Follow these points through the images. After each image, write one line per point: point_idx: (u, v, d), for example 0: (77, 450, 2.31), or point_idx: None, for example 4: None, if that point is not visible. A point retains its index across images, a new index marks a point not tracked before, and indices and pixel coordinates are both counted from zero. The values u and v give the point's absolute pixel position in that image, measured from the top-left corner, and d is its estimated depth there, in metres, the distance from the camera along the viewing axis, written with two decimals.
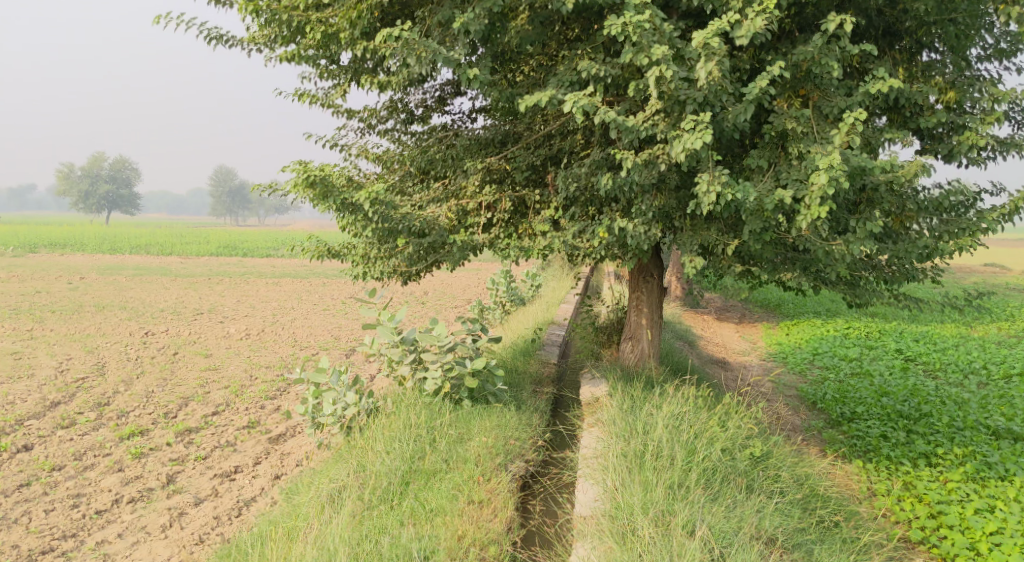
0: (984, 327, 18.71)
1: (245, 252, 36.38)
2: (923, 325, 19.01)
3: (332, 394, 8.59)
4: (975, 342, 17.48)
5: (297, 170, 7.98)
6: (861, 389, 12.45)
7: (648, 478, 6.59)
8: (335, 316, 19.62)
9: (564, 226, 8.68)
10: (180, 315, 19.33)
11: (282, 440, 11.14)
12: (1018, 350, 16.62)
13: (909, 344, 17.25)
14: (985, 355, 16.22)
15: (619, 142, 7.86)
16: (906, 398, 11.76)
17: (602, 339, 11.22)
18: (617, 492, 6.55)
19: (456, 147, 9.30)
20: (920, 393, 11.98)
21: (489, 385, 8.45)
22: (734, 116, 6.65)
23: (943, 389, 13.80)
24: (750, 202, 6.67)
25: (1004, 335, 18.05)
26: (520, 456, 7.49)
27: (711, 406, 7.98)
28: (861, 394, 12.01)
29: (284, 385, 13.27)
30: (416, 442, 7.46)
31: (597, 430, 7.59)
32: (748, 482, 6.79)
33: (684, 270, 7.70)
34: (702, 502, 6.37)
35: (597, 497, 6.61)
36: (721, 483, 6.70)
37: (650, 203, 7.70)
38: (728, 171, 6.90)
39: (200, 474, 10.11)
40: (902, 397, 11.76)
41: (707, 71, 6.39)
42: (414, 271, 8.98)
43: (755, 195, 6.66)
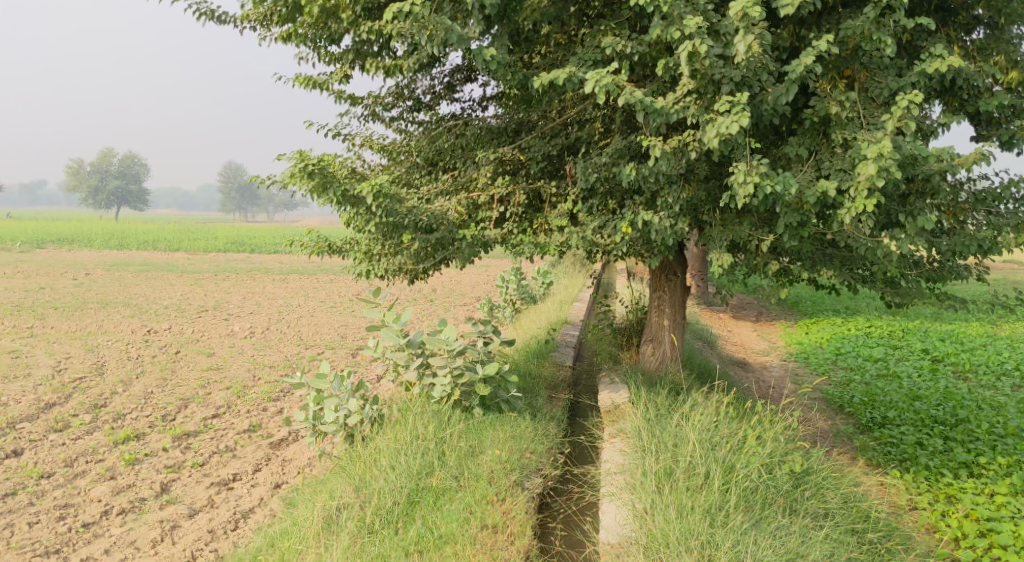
0: (1012, 326, 18.01)
1: (253, 248, 35.90)
2: (947, 324, 18.33)
3: (333, 401, 7.99)
4: (1004, 341, 16.78)
5: (292, 162, 7.46)
6: (891, 392, 11.80)
7: (681, 501, 5.99)
8: (342, 313, 19.05)
9: (583, 220, 8.07)
10: (184, 312, 18.78)
11: (282, 446, 10.56)
12: None
13: (935, 344, 16.56)
14: (1017, 355, 15.52)
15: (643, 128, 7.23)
16: (940, 402, 11.10)
17: (620, 341, 10.62)
18: (648, 517, 5.95)
19: (466, 136, 8.82)
20: (956, 396, 11.31)
21: (502, 391, 7.85)
22: (775, 98, 5.99)
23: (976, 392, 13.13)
24: (791, 194, 6.01)
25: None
26: (537, 471, 6.90)
27: (742, 415, 7.36)
28: (891, 398, 11.36)
29: (287, 387, 12.71)
30: (423, 456, 6.86)
31: (621, 444, 6.99)
32: (790, 506, 6.17)
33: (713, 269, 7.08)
34: (744, 529, 5.78)
35: (626, 521, 6.05)
36: (762, 505, 6.10)
37: (678, 195, 7.07)
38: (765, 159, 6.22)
39: (196, 482, 9.54)
40: (936, 401, 11.10)
41: (746, 46, 5.74)
42: (421, 269, 8.33)
43: (797, 186, 6.01)
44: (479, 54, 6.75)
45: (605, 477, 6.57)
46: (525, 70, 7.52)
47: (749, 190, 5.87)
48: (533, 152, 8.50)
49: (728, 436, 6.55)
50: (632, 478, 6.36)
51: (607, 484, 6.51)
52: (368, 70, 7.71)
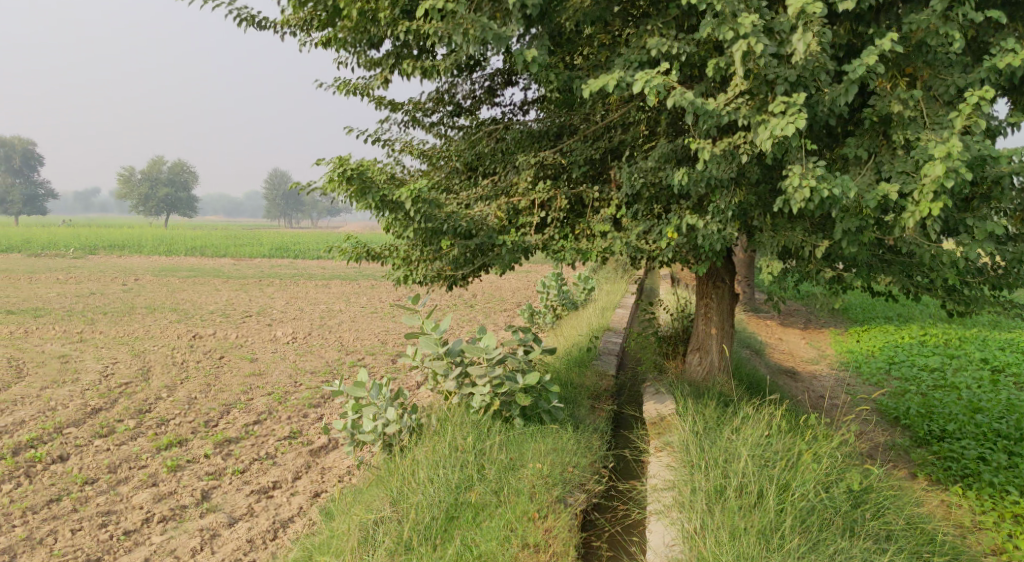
0: None
1: (298, 254, 36.15)
2: (1005, 332, 17.71)
3: (371, 409, 7.85)
4: None
5: (330, 167, 7.28)
6: (948, 404, 11.36)
7: (733, 521, 5.73)
8: (383, 319, 18.99)
9: (627, 225, 7.83)
10: (228, 318, 18.86)
11: (322, 453, 10.47)
12: None
13: (994, 353, 15.99)
14: None
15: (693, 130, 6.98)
16: (1002, 415, 10.64)
17: (666, 350, 10.34)
18: (699, 538, 5.69)
19: (507, 140, 8.65)
20: (1019, 409, 10.84)
21: (543, 402, 7.60)
22: (831, 99, 5.71)
23: None
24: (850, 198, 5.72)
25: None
26: (580, 486, 6.67)
27: (794, 429, 7.06)
28: (949, 409, 10.94)
29: (328, 394, 12.63)
30: (462, 469, 6.68)
31: (668, 460, 6.74)
32: (849, 526, 5.87)
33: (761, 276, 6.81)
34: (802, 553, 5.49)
35: (673, 542, 5.80)
36: (819, 527, 5.80)
37: (730, 200, 6.78)
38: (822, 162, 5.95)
39: (237, 490, 9.47)
40: (998, 414, 10.64)
41: (805, 44, 5.46)
42: (460, 276, 8.14)
43: (856, 190, 5.72)
44: (521, 53, 6.56)
45: (651, 495, 6.33)
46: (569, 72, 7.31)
47: (805, 196, 5.60)
48: (575, 156, 8.28)
49: (783, 451, 6.28)
50: (680, 495, 6.11)
51: (653, 502, 6.26)
52: (404, 72, 7.57)
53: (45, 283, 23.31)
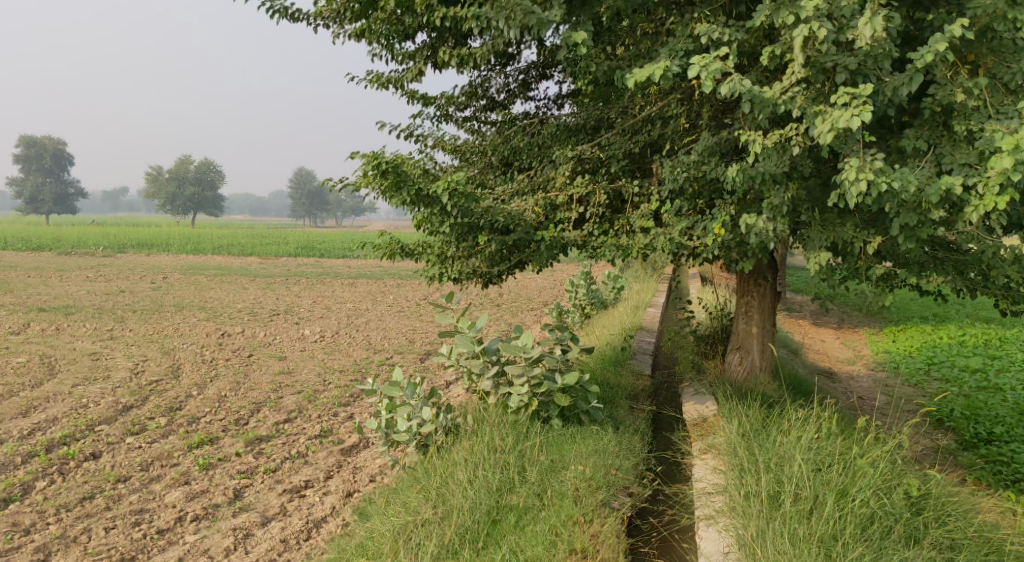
0: None
1: (324, 253, 36.19)
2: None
3: (406, 409, 7.71)
4: None
5: (364, 160, 7.10)
6: (993, 406, 11.07)
7: (790, 529, 5.54)
8: (410, 318, 18.89)
9: (668, 221, 7.63)
10: (257, 316, 18.84)
11: (354, 452, 10.36)
12: None
13: None
14: None
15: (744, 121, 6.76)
16: None
17: (704, 350, 10.14)
18: (757, 547, 5.51)
19: (543, 135, 8.53)
20: None
21: (582, 402, 7.43)
22: (894, 88, 5.50)
23: None
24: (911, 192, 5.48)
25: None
26: (624, 489, 6.49)
27: (845, 432, 6.84)
28: (994, 412, 10.64)
29: (357, 392, 12.52)
30: (503, 470, 6.53)
31: (716, 464, 6.54)
32: (910, 534, 5.66)
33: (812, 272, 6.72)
34: None
35: (730, 550, 5.62)
36: (880, 536, 5.58)
37: (784, 196, 6.71)
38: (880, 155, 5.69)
39: (269, 489, 9.38)
40: None
41: (870, 30, 5.23)
42: (496, 273, 7.95)
43: (917, 184, 5.48)
44: (569, 38, 6.37)
45: (700, 500, 6.15)
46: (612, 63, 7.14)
47: (864, 189, 5.38)
48: (613, 150, 8.12)
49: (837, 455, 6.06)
50: (731, 501, 5.92)
51: (703, 508, 6.08)
52: (442, 60, 7.37)
53: (76, 282, 23.43)
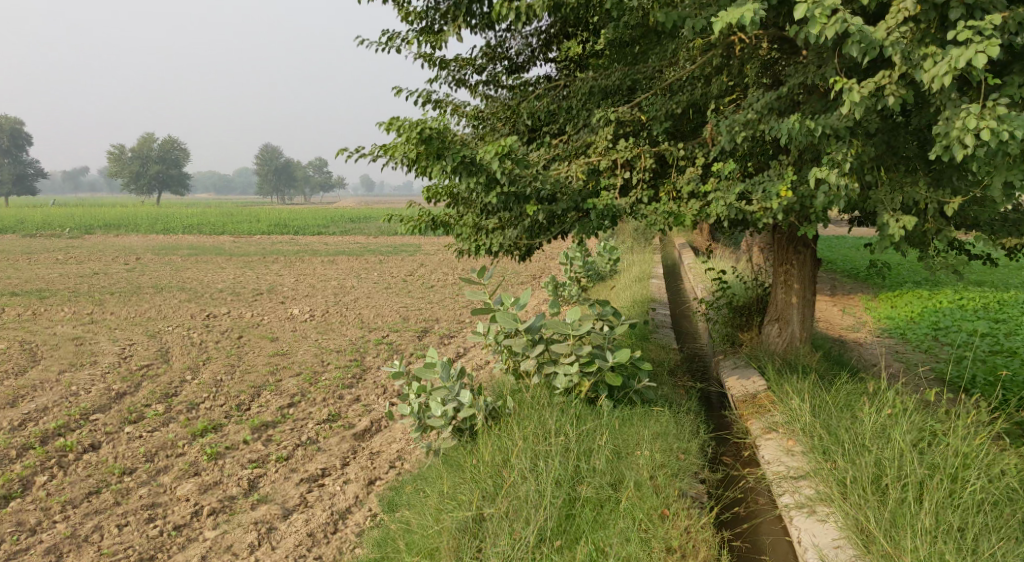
0: None
1: (297, 231, 35.28)
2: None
3: (441, 392, 7.19)
4: None
5: (402, 127, 6.76)
6: (1016, 369, 10.87)
7: (901, 515, 5.18)
8: (400, 295, 18.28)
9: (720, 185, 7.15)
10: (240, 296, 18.11)
11: (368, 437, 9.80)
12: None
13: None
14: None
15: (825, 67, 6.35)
16: None
17: (737, 322, 9.78)
18: (870, 540, 5.16)
19: (576, 96, 8.10)
20: None
21: (634, 382, 7.06)
22: (1019, 20, 5.11)
23: None
24: None
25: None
26: (695, 474, 6.27)
27: (920, 409, 6.47)
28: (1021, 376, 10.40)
29: (360, 372, 11.95)
30: (568, 458, 6.12)
31: (796, 450, 6.23)
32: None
33: (894, 231, 6.57)
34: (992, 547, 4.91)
35: (839, 543, 5.27)
36: (1001, 514, 5.20)
37: (848, 151, 6.33)
38: (997, 98, 5.25)
39: (285, 479, 8.81)
40: None
41: None
42: (535, 245, 7.68)
43: None
44: None
45: (783, 486, 5.88)
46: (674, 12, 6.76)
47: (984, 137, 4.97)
48: (655, 111, 7.74)
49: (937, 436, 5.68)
50: (825, 489, 5.60)
51: (790, 496, 5.78)
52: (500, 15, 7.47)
53: (45, 265, 22.45)
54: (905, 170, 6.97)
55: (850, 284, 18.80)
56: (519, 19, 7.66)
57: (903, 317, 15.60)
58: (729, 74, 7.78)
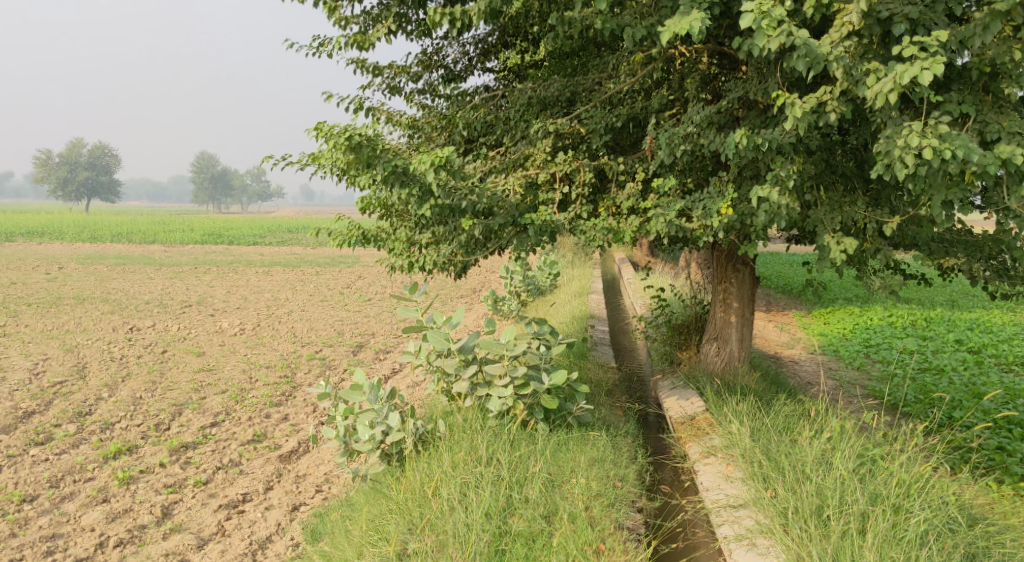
0: None
1: (231, 240, 34.39)
2: (970, 309, 17.33)
3: (369, 415, 6.81)
4: None
5: (330, 134, 6.39)
6: (947, 388, 10.91)
7: (844, 549, 4.98)
8: (335, 308, 17.77)
9: (660, 201, 6.95)
10: (167, 308, 17.41)
11: (294, 459, 9.34)
12: None
13: (963, 329, 15.63)
14: None
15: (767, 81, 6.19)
16: (1006, 400, 10.18)
17: (675, 340, 9.59)
18: None
19: (514, 107, 7.84)
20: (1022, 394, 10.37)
21: (570, 404, 6.78)
22: (961, 38, 4.98)
23: None
24: (973, 161, 4.91)
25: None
26: (631, 503, 6.02)
27: (858, 434, 6.32)
28: (952, 395, 10.42)
29: (289, 388, 11.46)
30: (498, 488, 5.80)
31: (735, 477, 6.02)
32: (969, 551, 5.06)
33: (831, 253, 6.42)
34: None
35: None
36: (941, 547, 5.02)
37: (792, 168, 6.16)
38: (939, 117, 5.12)
39: (201, 506, 8.32)
40: (1002, 399, 10.17)
41: None
42: (470, 261, 7.38)
43: (979, 152, 4.90)
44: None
45: (722, 516, 5.65)
46: (614, 20, 6.55)
47: (928, 156, 4.81)
48: (594, 124, 7.50)
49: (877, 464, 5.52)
50: (765, 521, 5.38)
51: (730, 527, 5.54)
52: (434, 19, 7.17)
53: None
54: (843, 190, 6.85)
55: (785, 300, 18.87)
56: (454, 24, 7.37)
57: (837, 334, 15.65)
58: (669, 88, 7.60)
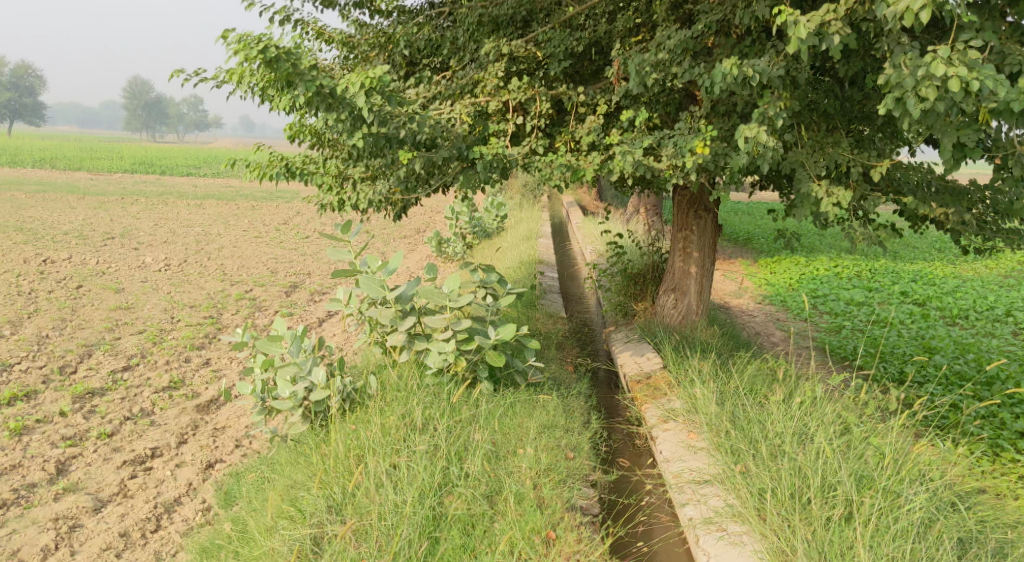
0: (973, 264, 16.89)
1: (162, 170, 32.70)
2: (913, 261, 17.07)
3: (290, 369, 6.00)
4: (972, 278, 15.62)
5: (242, 45, 5.43)
6: (898, 343, 10.49)
7: (829, 543, 4.40)
8: (268, 245, 16.71)
9: (624, 137, 6.19)
10: (87, 240, 16.16)
11: (211, 409, 8.48)
12: None
13: (907, 279, 15.34)
14: (992, 293, 14.42)
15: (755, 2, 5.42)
16: (956, 356, 9.82)
17: (630, 290, 8.92)
18: None
19: (464, 26, 6.97)
20: (972, 350, 10.03)
21: (518, 361, 6.09)
22: None
23: (978, 336, 11.88)
24: (998, 97, 4.24)
25: (1009, 273, 16.08)
26: (585, 477, 5.40)
27: (827, 398, 5.76)
28: (903, 350, 10.04)
29: (212, 330, 10.54)
30: (437, 459, 5.10)
31: (699, 447, 5.41)
32: (963, 538, 4.53)
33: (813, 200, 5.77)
34: None
35: None
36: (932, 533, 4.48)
37: (779, 102, 5.44)
38: (963, 43, 4.42)
39: (103, 462, 7.46)
40: (953, 355, 9.82)
41: None
42: (410, 199, 6.55)
43: (1006, 85, 4.23)
44: None
45: (686, 494, 5.05)
46: None
47: (953, 89, 4.13)
48: (552, 48, 6.68)
49: (862, 439, 4.95)
50: (737, 504, 4.80)
51: (695, 508, 4.94)
52: None
53: None
54: (824, 131, 6.19)
55: (731, 247, 18.38)
56: None
57: (783, 282, 15.22)
58: (636, 11, 6.81)
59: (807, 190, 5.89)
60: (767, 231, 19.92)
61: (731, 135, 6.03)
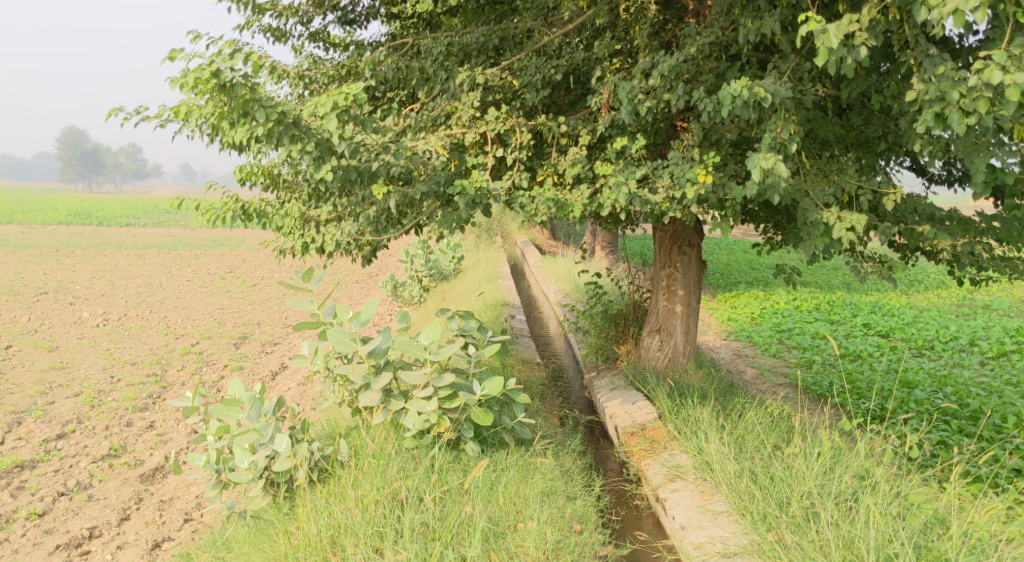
0: (928, 293, 16.78)
1: (98, 220, 31.54)
2: (869, 291, 16.91)
3: (250, 437, 5.29)
4: (929, 307, 15.46)
5: (190, 71, 4.85)
6: (875, 377, 10.10)
7: None
8: (214, 295, 15.87)
9: (614, 170, 5.69)
10: (18, 296, 15.11)
11: (158, 479, 7.66)
12: (984, 317, 14.72)
13: (868, 309, 15.11)
14: (953, 321, 14.25)
15: (759, 18, 4.99)
16: (936, 389, 9.44)
17: (610, 333, 8.37)
18: None
19: (432, 55, 6.44)
20: (950, 382, 9.67)
21: (506, 418, 5.49)
22: None
23: (949, 364, 11.57)
24: None
25: (962, 301, 15.95)
26: (595, 552, 4.80)
27: (845, 447, 5.24)
28: (882, 382, 9.65)
29: (156, 389, 9.70)
30: (433, 543, 4.47)
31: (721, 514, 4.89)
32: None
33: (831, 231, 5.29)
34: None
35: None
36: None
37: (791, 126, 4.99)
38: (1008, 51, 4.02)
39: (33, 547, 6.60)
40: (932, 387, 9.45)
41: None
42: (379, 242, 5.93)
43: None
44: None
45: None
46: None
47: None
48: (529, 75, 6.15)
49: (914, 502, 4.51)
50: None
51: None
52: None
53: None
54: (826, 158, 5.77)
55: None
56: None
57: (746, 317, 14.87)
58: (615, 37, 6.37)
59: (816, 218, 5.39)
60: (721, 265, 19.64)
61: (730, 163, 5.57)
